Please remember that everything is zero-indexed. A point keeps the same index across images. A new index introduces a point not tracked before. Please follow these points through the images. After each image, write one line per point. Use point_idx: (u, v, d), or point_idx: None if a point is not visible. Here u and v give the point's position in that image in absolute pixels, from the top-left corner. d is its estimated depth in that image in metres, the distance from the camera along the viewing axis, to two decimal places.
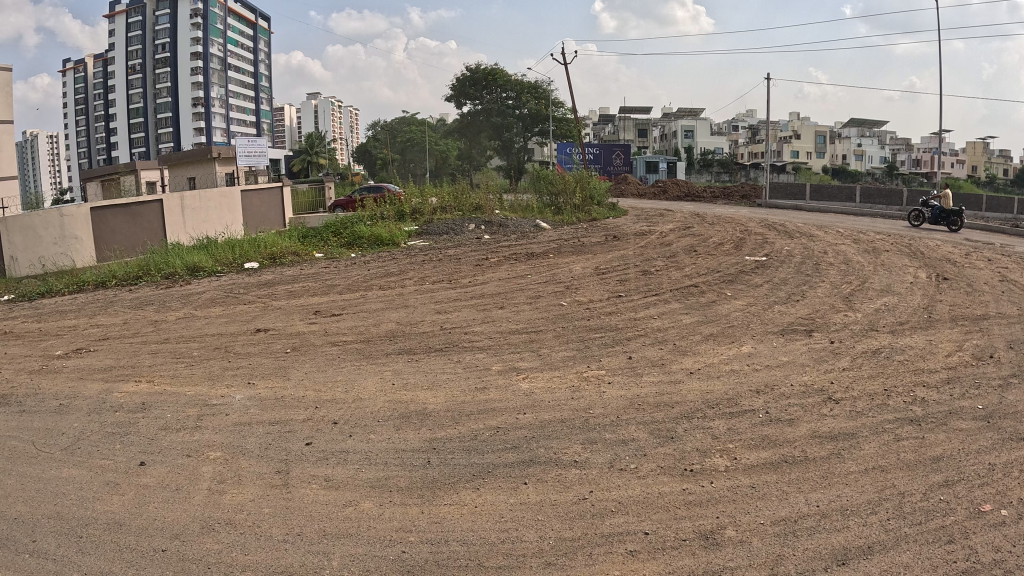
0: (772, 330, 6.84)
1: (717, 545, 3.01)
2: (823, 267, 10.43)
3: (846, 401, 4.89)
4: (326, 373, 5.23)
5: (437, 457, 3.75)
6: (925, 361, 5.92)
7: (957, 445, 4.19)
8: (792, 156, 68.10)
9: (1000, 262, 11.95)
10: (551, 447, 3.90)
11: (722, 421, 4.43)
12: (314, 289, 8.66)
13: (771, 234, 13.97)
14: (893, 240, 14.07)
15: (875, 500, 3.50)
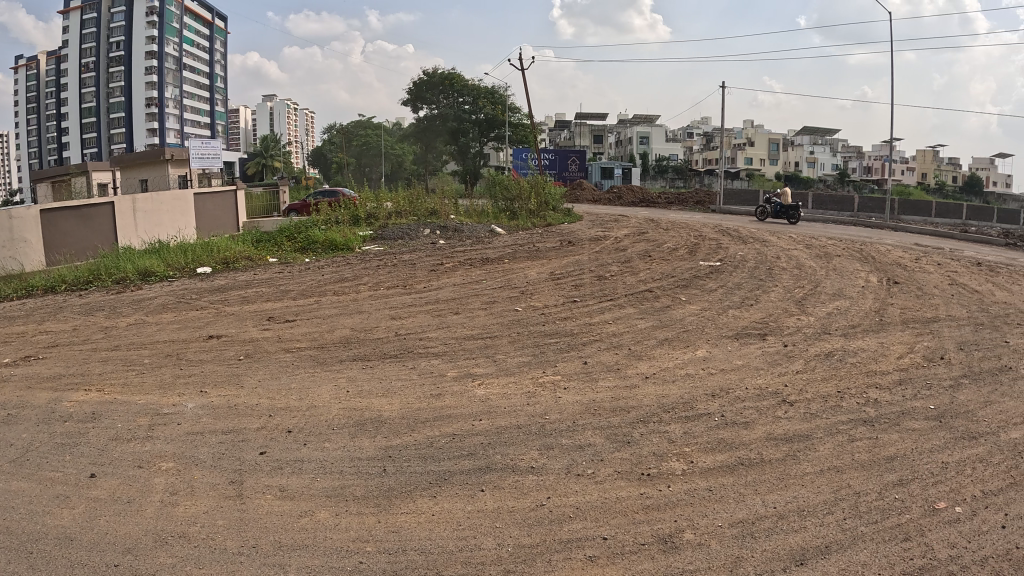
0: (727, 334, 6.92)
1: (676, 548, 3.03)
2: (776, 272, 10.60)
3: (800, 403, 4.96)
4: (280, 380, 5.16)
5: (393, 465, 3.72)
6: (878, 364, 6.04)
7: (909, 446, 4.30)
8: (745, 165, 69.53)
9: (947, 266, 12.25)
10: (508, 454, 3.89)
11: (677, 425, 4.46)
12: (269, 295, 8.55)
13: (726, 239, 14.15)
14: (844, 245, 14.35)
15: (831, 500, 3.55)
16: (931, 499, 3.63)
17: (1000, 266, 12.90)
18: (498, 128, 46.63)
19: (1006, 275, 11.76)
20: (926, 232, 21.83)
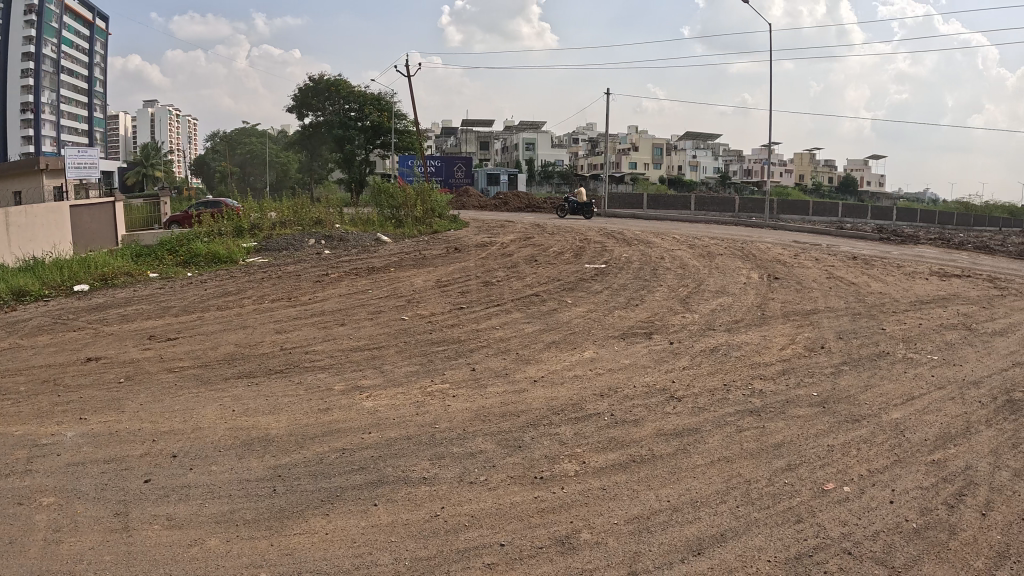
0: (614, 334, 7.06)
1: (574, 549, 3.04)
2: (660, 272, 10.94)
3: (686, 398, 5.08)
4: (162, 403, 4.94)
5: (282, 485, 3.61)
6: (761, 356, 6.27)
7: (795, 432, 4.51)
8: (630, 168, 72.64)
9: (825, 260, 12.95)
10: (399, 466, 3.84)
11: (567, 426, 4.50)
12: (148, 312, 8.21)
13: (610, 242, 14.39)
14: (725, 244, 14.87)
15: (724, 490, 3.67)
16: (820, 481, 3.84)
17: (872, 259, 13.76)
18: (383, 136, 46.33)
19: (877, 267, 12.48)
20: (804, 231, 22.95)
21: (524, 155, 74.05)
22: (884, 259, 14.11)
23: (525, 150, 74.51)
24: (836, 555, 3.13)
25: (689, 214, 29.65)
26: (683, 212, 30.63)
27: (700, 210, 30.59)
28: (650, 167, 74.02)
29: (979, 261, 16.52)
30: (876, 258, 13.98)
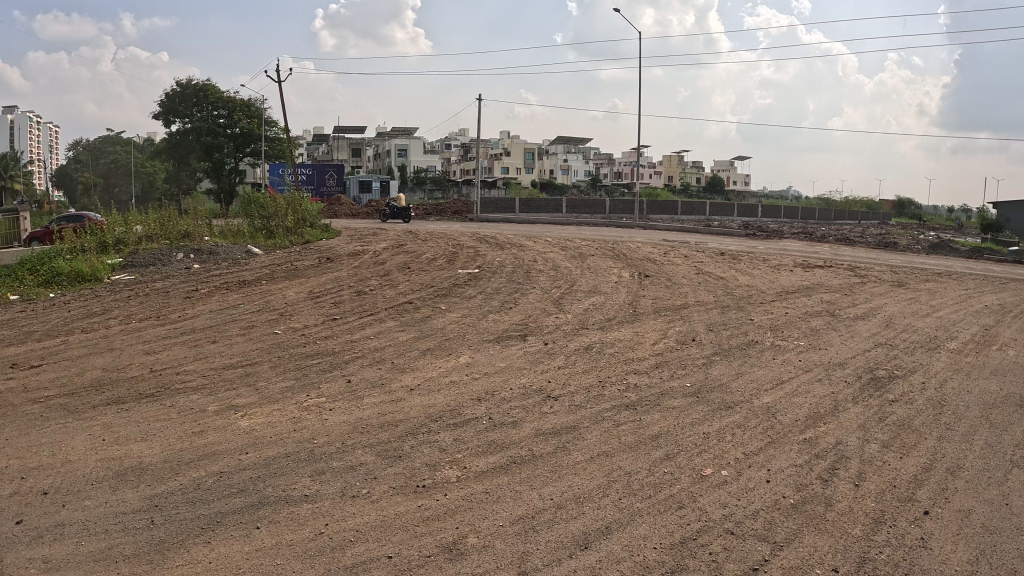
0: (488, 339, 7.96)
1: (461, 555, 3.28)
2: (533, 275, 11.27)
3: (561, 397, 6.16)
4: (29, 437, 4.70)
5: (160, 515, 3.53)
6: (637, 351, 7.84)
7: (671, 423, 5.73)
8: (503, 172, 73.90)
9: (692, 258, 13.95)
10: (280, 486, 3.92)
11: (448, 433, 5.05)
12: (6, 338, 7.79)
13: (484, 246, 14.61)
14: (599, 245, 15.28)
15: (606, 484, 4.40)
16: (698, 468, 4.84)
17: (739, 255, 15.04)
18: (253, 142, 45.58)
19: (744, 262, 13.96)
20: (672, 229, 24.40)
21: (396, 160, 74.26)
22: (750, 254, 15.45)
23: (395, 157, 74.84)
24: (722, 535, 3.91)
25: (561, 216, 30.31)
26: (553, 213, 30.98)
27: (572, 212, 31.28)
28: (521, 172, 75.34)
29: (832, 253, 18.01)
30: (743, 254, 15.19)
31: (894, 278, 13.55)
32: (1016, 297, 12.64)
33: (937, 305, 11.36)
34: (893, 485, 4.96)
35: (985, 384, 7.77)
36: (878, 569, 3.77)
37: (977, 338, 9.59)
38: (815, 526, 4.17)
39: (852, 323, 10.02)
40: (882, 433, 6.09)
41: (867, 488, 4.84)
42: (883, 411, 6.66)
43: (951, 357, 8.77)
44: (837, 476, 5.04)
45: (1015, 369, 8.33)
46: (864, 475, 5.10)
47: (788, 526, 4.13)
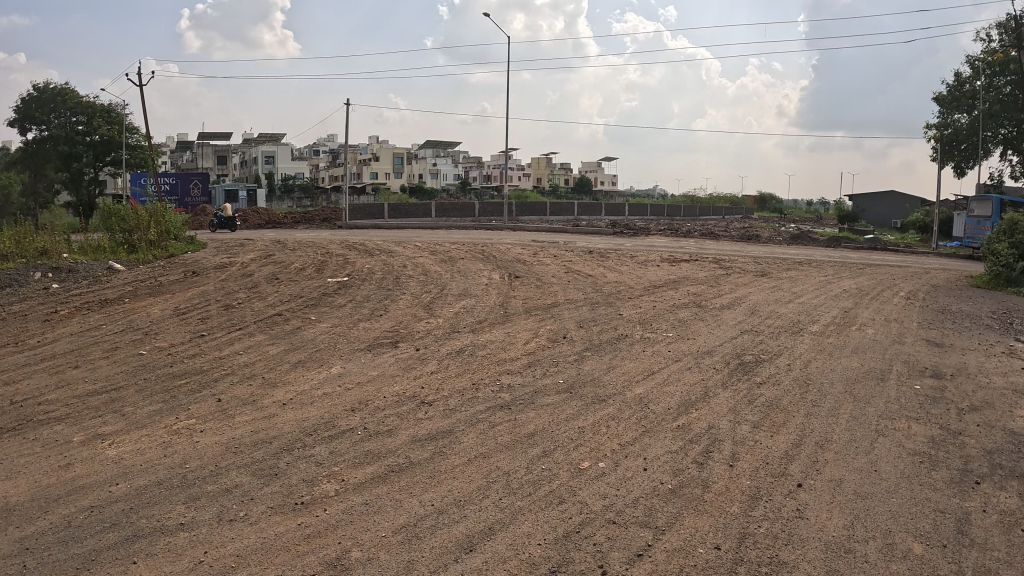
0: (359, 347, 7.98)
1: (346, 569, 3.79)
2: (403, 280, 11.21)
3: (435, 402, 6.55)
4: None
5: (33, 559, 3.81)
6: (511, 351, 8.22)
7: (545, 419, 6.18)
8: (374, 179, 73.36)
9: (562, 257, 14.21)
10: (154, 515, 4.27)
11: (323, 446, 5.52)
12: None
13: (353, 254, 14.32)
14: (467, 248, 15.38)
15: (486, 485, 4.88)
16: (577, 461, 5.33)
17: (609, 252, 15.49)
18: (114, 151, 43.58)
19: (612, 259, 14.28)
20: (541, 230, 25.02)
21: (263, 169, 72.38)
22: (618, 251, 15.86)
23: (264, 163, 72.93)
24: (605, 525, 4.40)
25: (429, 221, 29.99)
26: (423, 219, 30.65)
27: (442, 217, 31.17)
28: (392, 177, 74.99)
29: (695, 248, 18.88)
30: (611, 251, 15.63)
31: (757, 268, 14.30)
32: (869, 281, 13.60)
33: (798, 291, 12.08)
34: (767, 462, 5.49)
35: (846, 361, 8.35)
36: (759, 542, 4.31)
37: (836, 319, 10.28)
38: (694, 508, 4.69)
39: (718, 313, 10.55)
40: (752, 414, 6.52)
41: (741, 467, 5.36)
42: (751, 393, 7.09)
43: (813, 339, 9.32)
44: (713, 457, 5.53)
45: (871, 347, 8.96)
46: (738, 455, 5.58)
47: (667, 510, 4.63)
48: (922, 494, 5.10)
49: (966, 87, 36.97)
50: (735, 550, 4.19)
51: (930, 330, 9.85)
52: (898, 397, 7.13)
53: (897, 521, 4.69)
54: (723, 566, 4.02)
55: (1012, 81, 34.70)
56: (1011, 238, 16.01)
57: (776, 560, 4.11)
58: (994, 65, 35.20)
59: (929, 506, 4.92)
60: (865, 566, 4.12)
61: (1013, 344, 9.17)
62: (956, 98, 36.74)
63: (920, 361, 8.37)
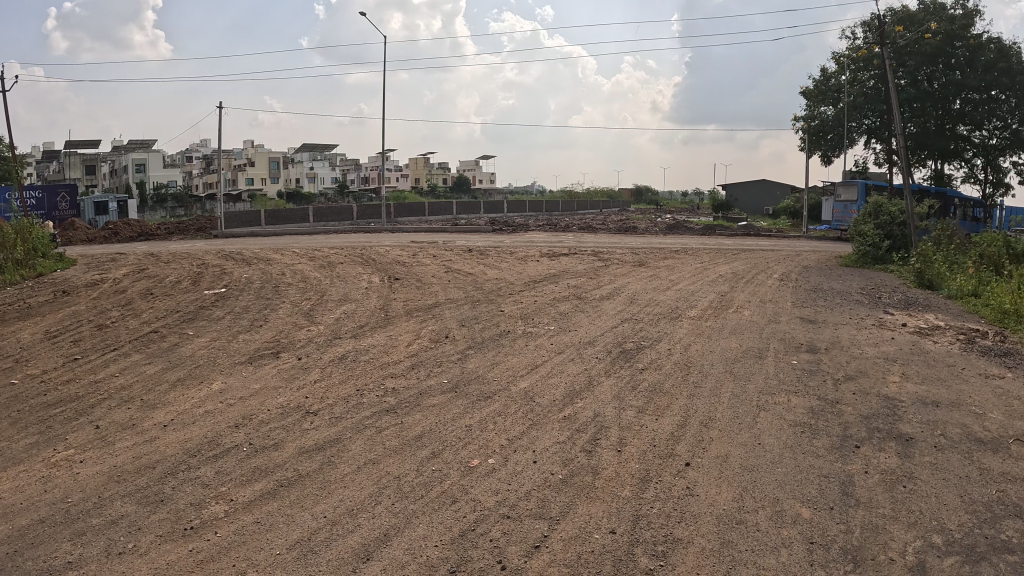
0: (240, 360, 7.65)
1: None
2: (283, 288, 10.87)
3: (321, 411, 6.38)
4: None
5: None
6: (393, 354, 8.11)
7: (433, 421, 6.14)
8: (248, 184, 69.14)
9: (442, 257, 14.14)
10: (37, 558, 4.00)
11: (209, 466, 5.27)
12: None
13: (230, 264, 13.69)
14: (347, 252, 15.09)
15: (377, 491, 4.82)
16: (467, 460, 5.34)
17: (488, 250, 15.55)
18: None
19: (491, 257, 14.34)
20: (421, 230, 24.76)
21: (132, 177, 66.00)
22: (497, 248, 15.93)
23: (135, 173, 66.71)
24: (500, 520, 4.43)
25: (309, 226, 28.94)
26: (302, 224, 29.49)
27: (320, 221, 30.10)
28: (267, 182, 70.69)
29: (573, 241, 19.23)
30: (490, 249, 15.69)
31: (636, 259, 14.76)
32: (743, 265, 14.34)
33: (676, 279, 12.60)
34: (655, 444, 5.68)
35: (725, 342, 8.77)
36: (653, 522, 4.46)
37: (714, 304, 10.82)
38: (586, 495, 4.79)
39: (599, 304, 10.81)
40: (637, 399, 6.74)
41: (630, 452, 5.52)
42: (635, 378, 7.35)
43: (692, 323, 9.74)
44: (601, 444, 5.66)
45: (748, 327, 9.47)
46: (626, 440, 5.74)
47: (561, 500, 4.72)
48: (805, 461, 5.44)
49: (831, 82, 38.28)
50: (631, 533, 4.32)
51: (803, 308, 10.51)
52: (775, 373, 7.59)
53: (782, 489, 4.98)
54: (620, 549, 4.15)
55: (874, 75, 35.70)
56: (878, 220, 17.51)
57: (672, 538, 4.28)
58: (858, 61, 36.11)
59: (813, 472, 5.26)
60: (757, 535, 4.37)
61: (880, 316, 9.93)
62: (823, 90, 38.14)
63: (795, 338, 8.93)
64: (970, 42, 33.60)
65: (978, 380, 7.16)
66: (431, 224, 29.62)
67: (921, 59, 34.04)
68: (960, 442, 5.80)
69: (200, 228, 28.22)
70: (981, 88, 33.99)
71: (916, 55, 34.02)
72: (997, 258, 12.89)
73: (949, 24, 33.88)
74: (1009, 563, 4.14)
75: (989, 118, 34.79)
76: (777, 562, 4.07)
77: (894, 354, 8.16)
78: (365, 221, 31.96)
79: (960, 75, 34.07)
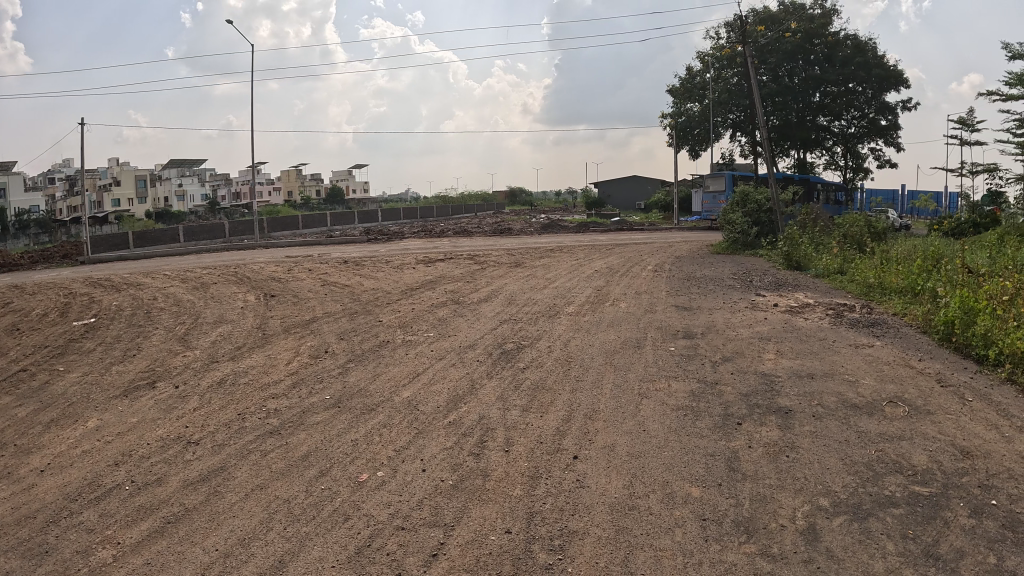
0: (115, 394, 7.13)
1: None
2: (155, 313, 10.24)
3: (204, 439, 5.99)
4: None
5: None
6: (273, 373, 7.72)
7: (318, 438, 5.90)
8: (114, 206, 60.74)
9: (317, 270, 13.76)
10: None
11: (91, 511, 4.88)
12: None
13: (98, 291, 12.76)
14: (219, 271, 14.44)
15: (267, 517, 4.60)
16: (355, 474, 5.17)
17: (363, 260, 15.27)
18: None
19: (367, 267, 14.10)
20: (296, 244, 23.83)
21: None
22: (372, 258, 15.66)
23: None
24: (395, 533, 4.33)
25: (182, 246, 26.98)
26: (172, 245, 27.33)
27: (192, 240, 27.95)
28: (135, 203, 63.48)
29: (447, 247, 19.18)
30: (366, 259, 15.41)
31: (511, 260, 14.93)
32: (617, 260, 14.79)
33: (552, 277, 12.84)
34: (541, 441, 5.72)
35: (603, 335, 8.99)
36: (547, 517, 4.49)
37: (590, 298, 11.09)
38: (478, 498, 4.76)
39: (476, 307, 10.83)
40: (520, 398, 6.77)
41: (518, 451, 5.52)
42: (517, 378, 7.38)
43: (570, 319, 9.94)
44: (487, 446, 5.64)
45: (625, 319, 9.77)
46: (512, 440, 5.74)
47: (453, 506, 4.66)
48: (690, 442, 5.63)
49: (698, 79, 40.19)
50: (525, 531, 4.34)
51: (678, 297, 10.97)
52: (655, 360, 7.86)
53: (670, 471, 5.13)
54: (518, 548, 4.16)
55: (738, 73, 37.73)
56: (744, 208, 18.56)
57: (568, 531, 4.33)
58: (722, 60, 38.09)
59: (700, 452, 5.44)
60: (650, 518, 4.48)
61: (752, 298, 10.53)
62: (689, 88, 39.90)
63: (672, 326, 9.30)
64: (828, 40, 36.37)
65: (848, 350, 7.73)
66: (306, 238, 28.60)
67: (782, 56, 36.65)
68: (835, 409, 6.19)
69: (59, 254, 25.74)
70: (840, 82, 36.62)
71: (777, 52, 36.52)
72: (859, 237, 13.99)
73: (808, 23, 36.36)
74: (894, 517, 4.45)
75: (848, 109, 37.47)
76: (673, 543, 4.20)
77: (767, 333, 8.66)
78: (238, 239, 30.09)
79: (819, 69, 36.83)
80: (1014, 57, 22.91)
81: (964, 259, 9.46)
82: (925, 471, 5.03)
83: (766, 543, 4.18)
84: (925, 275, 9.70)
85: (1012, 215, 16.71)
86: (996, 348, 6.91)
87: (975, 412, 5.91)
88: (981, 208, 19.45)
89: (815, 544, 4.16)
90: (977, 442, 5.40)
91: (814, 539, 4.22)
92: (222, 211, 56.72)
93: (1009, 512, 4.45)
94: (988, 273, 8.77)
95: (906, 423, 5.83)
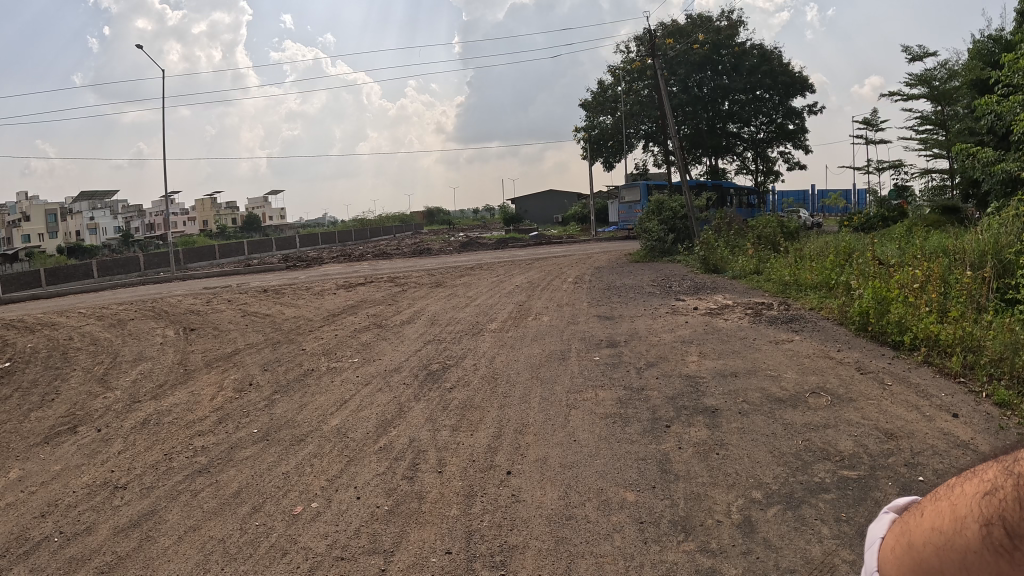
0: (35, 443, 6.74)
1: None
2: (71, 354, 9.76)
3: (130, 483, 5.68)
4: None
5: None
6: (199, 409, 7.43)
7: (248, 474, 5.70)
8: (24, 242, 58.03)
9: (237, 301, 13.42)
10: None
11: (19, 567, 4.57)
12: None
13: (11, 331, 12.12)
14: (136, 306, 13.91)
15: (203, 559, 4.40)
16: (289, 508, 5.01)
17: (282, 288, 14.93)
18: None
19: (288, 295, 13.86)
20: (212, 275, 23.13)
21: None
22: (292, 285, 15.36)
23: None
24: (334, 564, 4.20)
25: (98, 281, 25.88)
26: (85, 281, 25.99)
27: (107, 275, 26.69)
28: (44, 237, 59.52)
29: (368, 270, 18.94)
30: (285, 287, 15.08)
31: (431, 280, 14.90)
32: (536, 273, 14.97)
33: (474, 295, 12.83)
34: (473, 459, 5.68)
35: (528, 349, 9.07)
36: (486, 534, 4.46)
37: (512, 314, 11.18)
38: (416, 521, 4.68)
39: (399, 330, 10.69)
40: (448, 418, 6.71)
41: (450, 471, 5.47)
42: (444, 399, 7.30)
43: (494, 336, 9.96)
44: (420, 469, 5.56)
45: (548, 332, 9.88)
46: (444, 461, 5.68)
47: (390, 532, 4.56)
48: (620, 449, 5.69)
49: (609, 92, 41.06)
50: (466, 550, 4.28)
51: (599, 307, 11.16)
52: (579, 372, 7.94)
53: (604, 478, 5.18)
54: (460, 567, 4.09)
55: (649, 84, 38.73)
56: (661, 216, 19.11)
57: (507, 546, 4.29)
58: (632, 73, 39.14)
59: (631, 457, 5.51)
60: (589, 526, 4.49)
61: (672, 304, 10.83)
62: (601, 101, 40.73)
63: (595, 335, 9.45)
64: (735, 50, 37.94)
65: (768, 347, 8.03)
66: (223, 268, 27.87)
67: (690, 67, 37.55)
68: (760, 404, 6.38)
69: None
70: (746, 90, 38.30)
71: (685, 64, 37.56)
72: (772, 237, 14.65)
73: (715, 35, 37.83)
74: (826, 502, 4.61)
75: (756, 115, 39.11)
76: (613, 548, 4.21)
77: (688, 336, 8.89)
78: (153, 271, 28.91)
79: (728, 80, 38.22)
80: (914, 54, 24.72)
81: (874, 253, 10.02)
82: (851, 455, 5.24)
83: (705, 539, 4.25)
84: (837, 269, 10.23)
85: (922, 208, 17.74)
86: (911, 334, 7.37)
87: (895, 395, 6.23)
88: (889, 203, 20.61)
89: (752, 535, 4.25)
90: (899, 424, 5.68)
91: (751, 531, 4.32)
92: (134, 242, 54.31)
93: (935, 486, 4.68)
94: (896, 264, 9.32)
95: (829, 412, 6.07)
